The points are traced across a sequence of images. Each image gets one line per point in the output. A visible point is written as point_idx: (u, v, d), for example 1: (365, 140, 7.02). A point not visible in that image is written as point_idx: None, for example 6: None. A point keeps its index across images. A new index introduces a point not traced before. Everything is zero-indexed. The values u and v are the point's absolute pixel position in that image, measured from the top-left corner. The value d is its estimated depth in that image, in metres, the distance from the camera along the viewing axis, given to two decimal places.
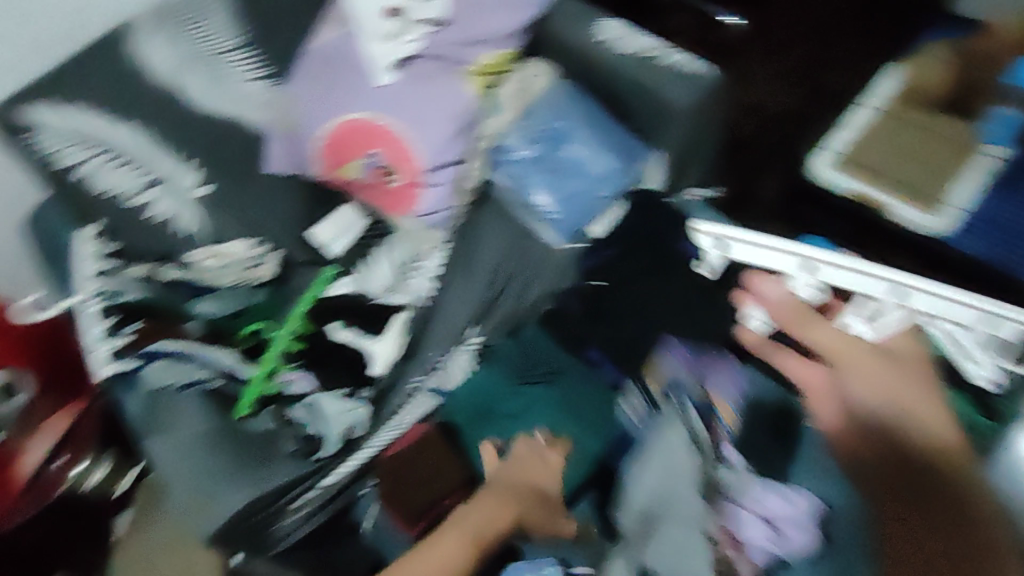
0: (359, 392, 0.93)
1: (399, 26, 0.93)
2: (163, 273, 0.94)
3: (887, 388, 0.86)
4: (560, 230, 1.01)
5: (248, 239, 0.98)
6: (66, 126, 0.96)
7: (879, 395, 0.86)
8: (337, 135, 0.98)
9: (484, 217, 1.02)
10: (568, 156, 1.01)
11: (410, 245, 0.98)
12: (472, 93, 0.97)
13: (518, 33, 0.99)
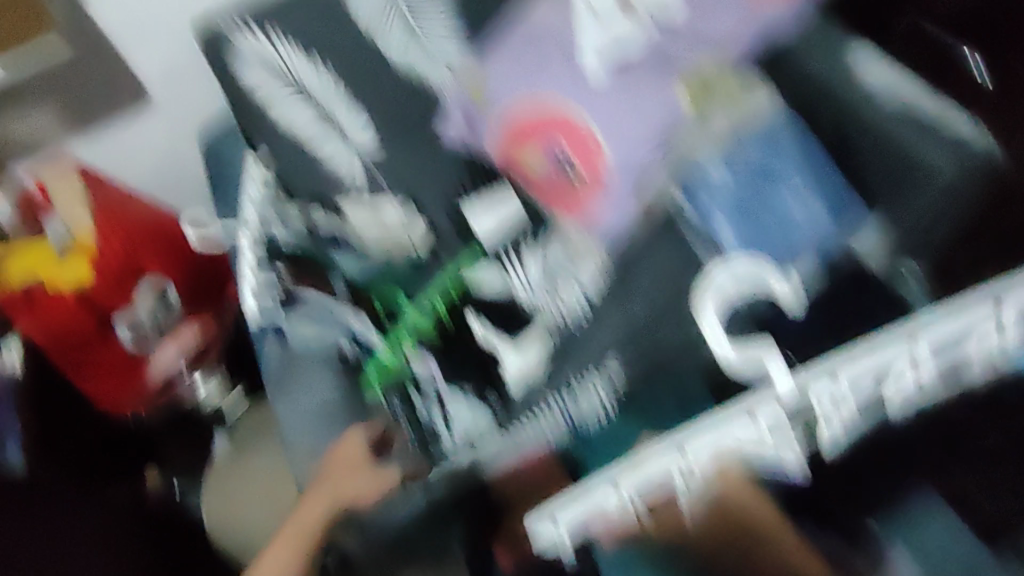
0: (487, 395, 0.88)
1: (621, 16, 0.87)
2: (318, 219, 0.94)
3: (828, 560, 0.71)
4: (746, 287, 0.75)
5: (399, 201, 0.96)
6: (264, 59, 0.97)
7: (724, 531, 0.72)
8: (520, 117, 0.89)
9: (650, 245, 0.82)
10: (774, 195, 0.77)
11: (564, 254, 0.89)
12: (682, 101, 0.83)
13: (756, 45, 0.85)
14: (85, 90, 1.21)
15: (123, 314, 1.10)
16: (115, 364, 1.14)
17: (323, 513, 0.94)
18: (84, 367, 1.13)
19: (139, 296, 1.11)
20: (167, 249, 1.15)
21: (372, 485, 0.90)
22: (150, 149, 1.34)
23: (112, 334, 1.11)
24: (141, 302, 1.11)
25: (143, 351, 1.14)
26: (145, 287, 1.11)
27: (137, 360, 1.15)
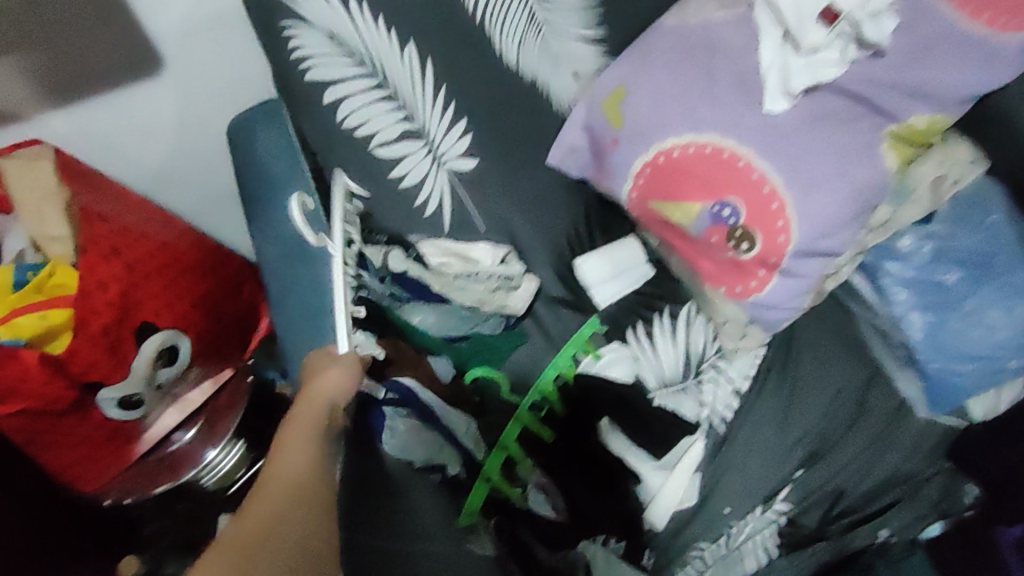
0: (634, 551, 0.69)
1: (824, 38, 0.66)
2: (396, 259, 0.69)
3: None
4: (930, 396, 0.73)
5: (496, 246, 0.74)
6: (331, 27, 0.67)
7: None
8: (681, 158, 0.69)
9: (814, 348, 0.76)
10: (989, 296, 0.70)
11: (717, 351, 0.76)
12: (889, 165, 0.68)
13: (970, 101, 0.70)
14: (93, 56, 0.66)
15: (115, 392, 0.64)
16: (95, 443, 0.66)
17: (317, 418, 0.52)
18: (49, 458, 0.65)
19: (142, 345, 0.64)
20: (164, 266, 0.68)
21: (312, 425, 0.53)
22: (148, 141, 0.76)
23: (94, 411, 0.64)
24: (145, 355, 0.64)
25: (136, 419, 0.69)
26: (152, 341, 0.65)
27: (125, 425, 0.68)
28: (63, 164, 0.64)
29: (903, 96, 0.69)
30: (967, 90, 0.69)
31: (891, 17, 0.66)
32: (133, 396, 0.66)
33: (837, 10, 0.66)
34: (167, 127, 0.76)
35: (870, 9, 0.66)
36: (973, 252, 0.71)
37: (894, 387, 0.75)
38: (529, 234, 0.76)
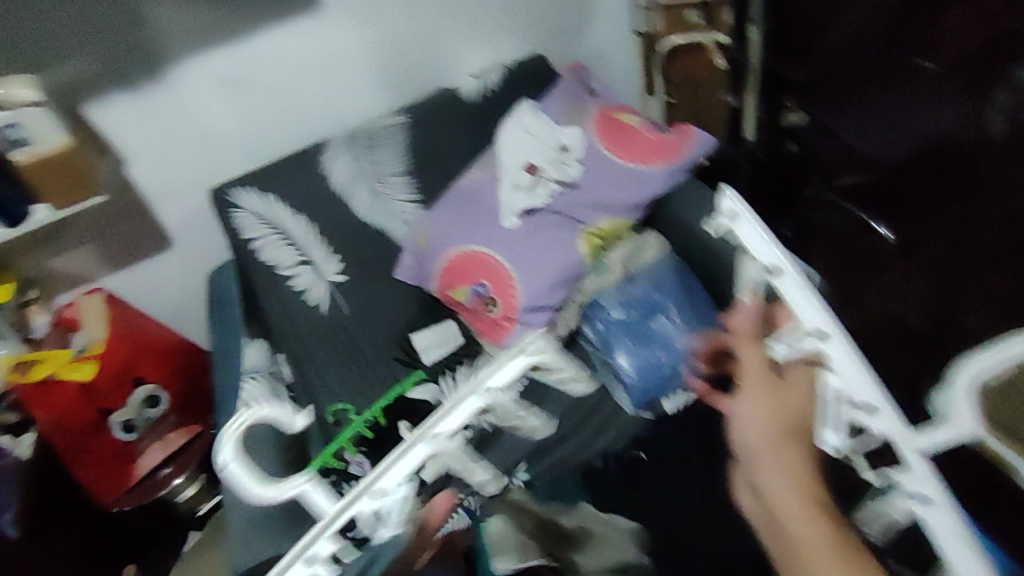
0: None
1: (533, 182, 1.12)
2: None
3: (800, 497, 0.59)
4: (634, 396, 1.06)
5: (405, 315, 1.16)
6: (257, 210, 1.15)
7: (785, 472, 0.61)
8: (456, 261, 1.12)
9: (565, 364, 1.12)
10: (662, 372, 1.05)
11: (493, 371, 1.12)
12: (582, 252, 1.10)
13: (638, 207, 1.13)
14: (132, 236, 1.19)
15: (120, 416, 1.08)
16: (105, 458, 1.10)
17: None
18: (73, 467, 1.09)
19: (137, 389, 1.09)
20: (162, 354, 1.12)
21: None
22: (168, 285, 1.27)
23: (108, 434, 1.08)
24: (139, 393, 1.09)
25: (133, 444, 1.12)
26: (143, 388, 1.10)
27: (126, 449, 1.11)
28: (108, 300, 1.14)
29: (591, 211, 1.12)
30: (630, 202, 1.12)
31: (573, 165, 1.12)
32: (130, 422, 1.09)
33: (536, 165, 1.12)
34: (179, 278, 1.28)
35: (556, 162, 1.12)
36: (642, 297, 1.08)
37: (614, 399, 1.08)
38: (382, 318, 1.15)
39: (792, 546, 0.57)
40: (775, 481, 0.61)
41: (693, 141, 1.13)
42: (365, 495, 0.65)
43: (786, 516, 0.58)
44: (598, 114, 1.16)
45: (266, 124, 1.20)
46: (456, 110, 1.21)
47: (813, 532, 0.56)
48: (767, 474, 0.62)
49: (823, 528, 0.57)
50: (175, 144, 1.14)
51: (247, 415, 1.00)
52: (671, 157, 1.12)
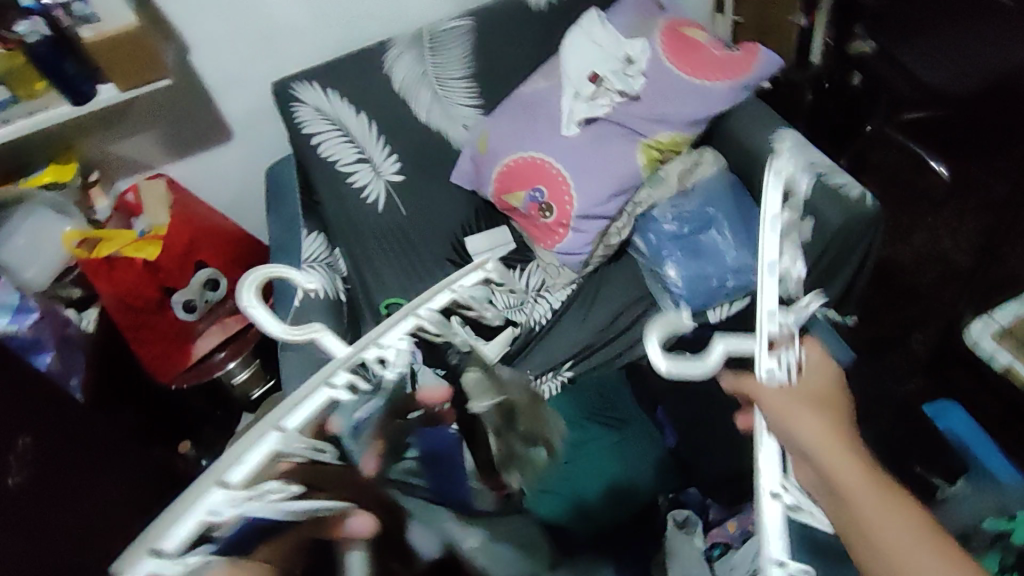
0: None
1: (595, 91, 1.12)
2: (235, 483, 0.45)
3: (824, 433, 0.50)
4: (679, 306, 1.09)
5: (458, 220, 1.20)
6: (318, 106, 1.15)
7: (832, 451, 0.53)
8: (514, 167, 1.13)
9: (615, 274, 1.16)
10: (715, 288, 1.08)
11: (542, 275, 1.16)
12: (640, 164, 1.11)
13: (699, 123, 1.12)
14: (193, 126, 1.21)
15: (181, 296, 1.10)
16: (165, 336, 1.12)
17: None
18: (135, 342, 1.11)
19: (197, 273, 1.11)
20: (221, 239, 1.15)
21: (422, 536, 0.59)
22: (225, 178, 1.30)
23: (169, 312, 1.11)
24: (200, 275, 1.11)
25: (192, 325, 1.14)
26: (203, 272, 1.11)
27: (184, 329, 1.14)
28: (168, 185, 1.16)
29: (651, 124, 1.11)
30: (691, 118, 1.11)
31: (637, 77, 1.11)
32: (191, 302, 1.11)
33: (599, 74, 1.11)
34: (236, 172, 1.30)
35: (620, 72, 1.11)
36: (695, 211, 1.09)
37: (659, 307, 1.12)
38: (435, 220, 1.19)
39: (826, 470, 0.48)
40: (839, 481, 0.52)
41: (759, 61, 1.12)
42: (373, 346, 0.58)
43: (815, 431, 0.50)
44: (665, 26, 1.14)
45: (330, 21, 1.20)
46: (520, 17, 1.20)
47: (844, 460, 0.48)
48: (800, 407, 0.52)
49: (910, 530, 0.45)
50: (240, 36, 1.15)
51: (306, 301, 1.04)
52: (736, 74, 1.11)
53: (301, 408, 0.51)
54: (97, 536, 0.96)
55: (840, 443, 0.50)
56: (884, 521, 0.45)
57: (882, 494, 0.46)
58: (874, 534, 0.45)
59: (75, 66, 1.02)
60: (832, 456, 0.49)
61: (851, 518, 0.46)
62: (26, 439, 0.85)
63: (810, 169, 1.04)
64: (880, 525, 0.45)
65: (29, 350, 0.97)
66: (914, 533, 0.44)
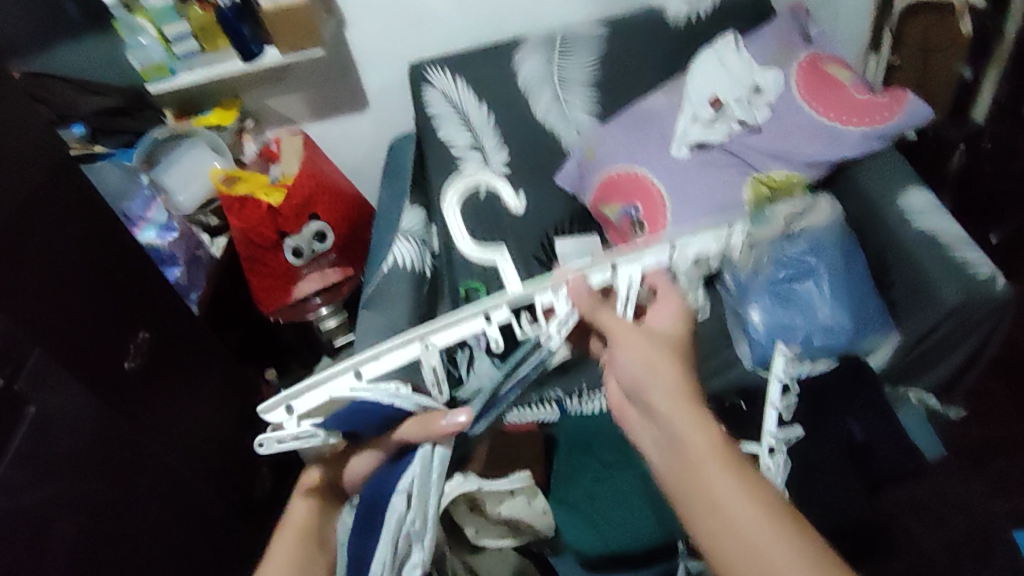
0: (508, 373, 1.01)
1: (715, 117, 1.08)
2: (381, 354, 0.62)
3: (651, 363, 0.56)
4: (755, 353, 1.03)
5: (553, 220, 1.22)
6: (446, 90, 1.22)
7: (641, 370, 0.56)
8: (615, 179, 1.13)
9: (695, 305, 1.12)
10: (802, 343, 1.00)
11: None
12: (745, 198, 1.06)
13: (821, 166, 1.06)
14: (337, 92, 1.33)
15: (292, 241, 1.21)
16: (275, 276, 1.24)
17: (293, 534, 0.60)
18: (250, 276, 1.24)
19: (308, 225, 1.22)
20: (338, 198, 1.27)
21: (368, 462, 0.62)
22: (355, 143, 1.42)
23: (281, 254, 1.23)
24: (310, 226, 1.22)
25: (298, 270, 1.26)
26: (313, 224, 1.22)
27: (291, 273, 1.25)
28: (307, 143, 1.28)
29: (767, 159, 1.07)
30: (810, 158, 1.05)
31: (761, 108, 1.07)
32: (298, 249, 1.23)
33: (721, 99, 1.08)
34: (365, 139, 1.42)
35: (744, 100, 1.07)
36: (797, 258, 1.02)
37: (735, 350, 1.07)
38: (531, 216, 1.21)
39: (673, 422, 0.52)
40: (687, 419, 0.52)
41: (905, 110, 1.03)
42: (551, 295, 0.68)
43: (678, 404, 0.53)
44: (804, 60, 1.09)
45: (474, 13, 1.26)
46: (655, 31, 1.19)
47: (689, 414, 0.52)
48: (620, 349, 0.58)
49: (743, 488, 0.48)
50: (391, 17, 1.24)
51: (394, 267, 1.11)
52: (873, 119, 1.03)
53: (454, 332, 0.64)
54: (196, 429, 1.08)
55: (685, 400, 0.53)
56: (712, 470, 0.49)
57: (723, 467, 0.49)
58: (719, 499, 0.48)
59: (250, 28, 1.17)
60: (680, 413, 0.52)
61: (692, 471, 0.50)
62: (146, 334, 0.99)
63: (934, 238, 0.96)
64: (728, 498, 0.48)
65: (164, 261, 1.13)
66: (743, 497, 0.48)
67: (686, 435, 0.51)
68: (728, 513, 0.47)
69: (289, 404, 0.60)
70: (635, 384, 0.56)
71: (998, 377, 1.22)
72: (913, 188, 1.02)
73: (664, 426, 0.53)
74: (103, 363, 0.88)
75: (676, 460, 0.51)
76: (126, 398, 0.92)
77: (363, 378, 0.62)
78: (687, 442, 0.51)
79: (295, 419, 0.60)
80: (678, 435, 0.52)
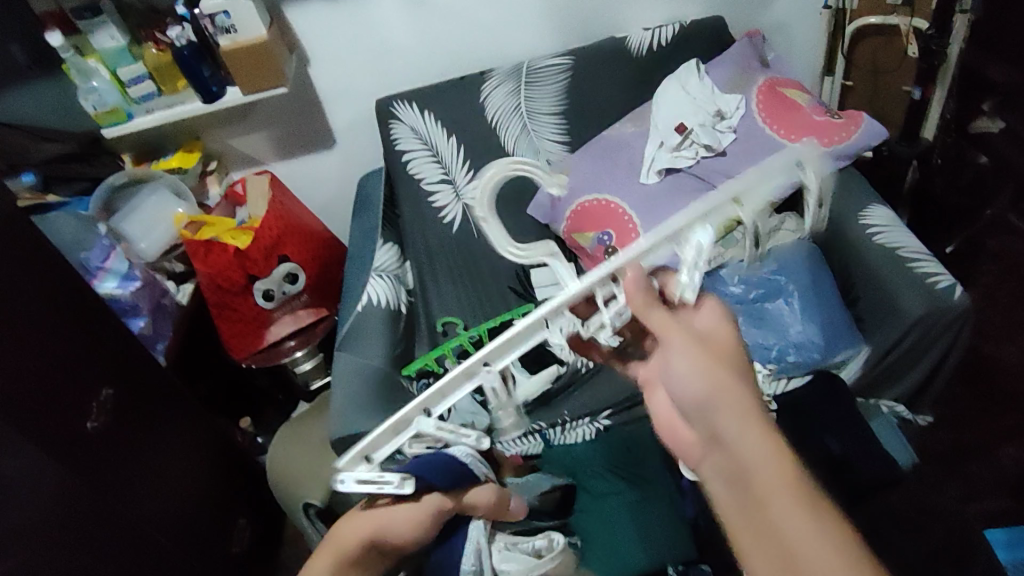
0: None
1: (681, 142, 1.10)
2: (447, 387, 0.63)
3: (714, 378, 0.49)
4: None
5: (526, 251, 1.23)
6: (413, 125, 1.21)
7: (698, 378, 0.49)
8: (586, 207, 1.14)
9: None
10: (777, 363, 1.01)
11: None
12: (717, 218, 1.06)
13: (786, 187, 1.08)
14: (302, 131, 1.32)
15: (261, 284, 1.19)
16: (245, 319, 1.21)
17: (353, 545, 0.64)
18: (219, 321, 1.21)
19: (277, 266, 1.20)
20: (307, 237, 1.24)
21: (407, 531, 0.65)
22: (323, 180, 1.40)
23: (250, 297, 1.20)
24: (279, 267, 1.19)
25: (268, 313, 1.23)
26: (282, 266, 1.20)
27: (262, 315, 1.22)
28: (272, 181, 1.26)
29: None
30: (776, 180, 1.07)
31: (726, 133, 1.09)
32: (269, 291, 1.20)
33: (687, 125, 1.10)
34: (333, 177, 1.40)
35: (708, 125, 1.09)
36: (767, 278, 1.03)
37: None
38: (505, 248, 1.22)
39: (736, 441, 0.46)
40: (750, 439, 0.45)
41: (862, 130, 1.07)
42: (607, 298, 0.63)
43: (736, 413, 0.47)
44: (764, 85, 1.12)
45: (438, 47, 1.26)
46: (618, 61, 1.21)
47: (748, 428, 0.46)
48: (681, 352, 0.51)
49: (813, 519, 0.41)
50: (355, 54, 1.23)
51: (369, 306, 1.09)
52: (833, 140, 1.06)
53: (518, 349, 0.64)
54: (167, 485, 1.04)
55: (753, 424, 0.46)
56: (777, 499, 0.42)
57: (793, 489, 0.43)
58: (800, 540, 0.41)
59: (209, 69, 1.15)
60: (741, 426, 0.46)
61: (758, 498, 0.43)
62: (110, 391, 0.95)
63: (894, 252, 1.00)
64: (800, 531, 0.41)
65: (126, 312, 1.08)
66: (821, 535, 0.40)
67: (753, 453, 0.45)
68: (793, 547, 0.41)
69: (367, 454, 0.63)
70: (702, 399, 0.49)
71: (965, 383, 1.26)
72: (869, 201, 1.08)
73: (729, 452, 0.46)
74: (63, 426, 0.85)
75: (739, 488, 0.45)
76: (87, 459, 0.88)
77: (431, 415, 0.63)
78: (746, 457, 0.45)
79: (373, 467, 0.63)
80: (742, 454, 0.45)
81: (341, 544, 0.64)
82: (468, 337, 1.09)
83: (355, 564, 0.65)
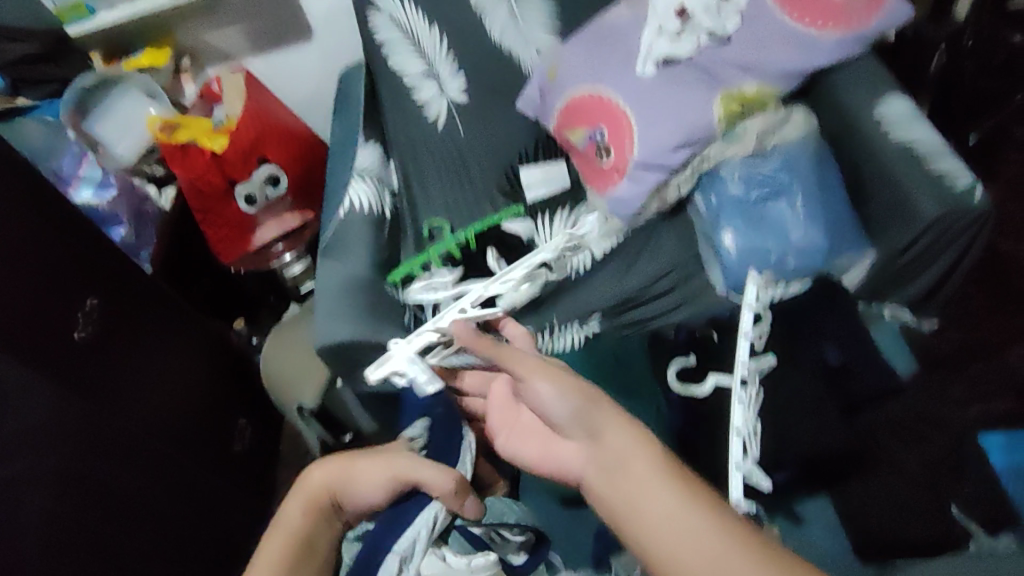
0: None
1: (682, 29, 1.00)
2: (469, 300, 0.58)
3: (579, 393, 0.56)
4: (727, 277, 1.01)
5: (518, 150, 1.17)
6: (393, 15, 1.12)
7: (571, 397, 0.56)
8: (579, 101, 1.05)
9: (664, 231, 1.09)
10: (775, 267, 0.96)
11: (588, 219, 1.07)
12: (715, 116, 0.99)
13: (795, 77, 0.99)
14: (279, 23, 1.23)
15: (243, 190, 1.16)
16: (230, 226, 1.19)
17: (322, 487, 0.67)
18: (205, 227, 1.18)
19: (258, 170, 1.16)
20: (287, 137, 1.19)
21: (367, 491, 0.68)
22: (306, 77, 1.33)
23: (233, 203, 1.17)
24: (260, 172, 1.16)
25: (253, 217, 1.20)
26: (263, 169, 1.17)
27: (247, 221, 1.20)
28: (248, 79, 1.19)
29: (736, 72, 0.99)
30: (784, 70, 0.98)
31: (732, 17, 0.99)
32: (251, 197, 1.17)
33: (689, 9, 0.99)
34: (316, 73, 1.33)
35: (713, 8, 0.98)
36: (771, 176, 0.97)
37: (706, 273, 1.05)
38: (494, 148, 1.16)
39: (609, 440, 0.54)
40: (626, 443, 0.53)
41: (884, 11, 0.96)
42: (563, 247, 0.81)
43: (603, 422, 0.55)
44: None
45: None
46: None
47: (625, 432, 0.54)
48: (542, 378, 0.57)
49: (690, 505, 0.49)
50: None
51: (352, 211, 1.04)
52: (849, 24, 0.96)
53: None
54: (163, 390, 1.06)
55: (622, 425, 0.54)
56: (654, 487, 0.51)
57: (663, 481, 0.51)
58: (672, 517, 0.49)
59: None
60: (621, 436, 0.53)
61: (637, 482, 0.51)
62: (95, 301, 0.93)
63: (910, 148, 0.92)
64: (676, 519, 0.49)
65: (106, 221, 1.07)
66: (700, 519, 0.49)
67: (627, 453, 0.53)
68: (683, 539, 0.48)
69: None
70: (574, 415, 0.56)
71: (974, 284, 1.22)
72: (890, 98, 0.97)
73: (605, 447, 0.54)
74: (44, 337, 0.83)
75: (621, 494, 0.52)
76: (75, 369, 0.87)
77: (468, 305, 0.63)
78: (625, 455, 0.53)
79: None
80: (620, 457, 0.53)
81: (311, 492, 0.66)
82: (453, 242, 1.06)
83: (321, 515, 0.65)
